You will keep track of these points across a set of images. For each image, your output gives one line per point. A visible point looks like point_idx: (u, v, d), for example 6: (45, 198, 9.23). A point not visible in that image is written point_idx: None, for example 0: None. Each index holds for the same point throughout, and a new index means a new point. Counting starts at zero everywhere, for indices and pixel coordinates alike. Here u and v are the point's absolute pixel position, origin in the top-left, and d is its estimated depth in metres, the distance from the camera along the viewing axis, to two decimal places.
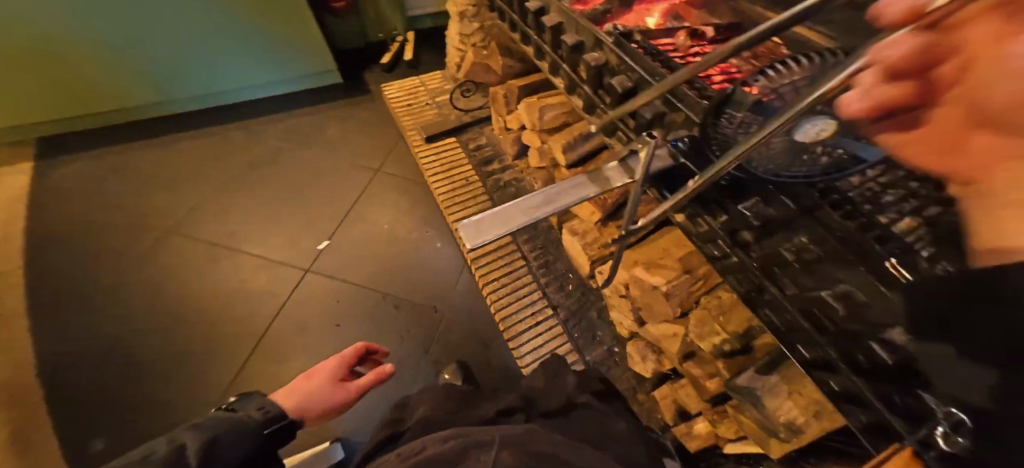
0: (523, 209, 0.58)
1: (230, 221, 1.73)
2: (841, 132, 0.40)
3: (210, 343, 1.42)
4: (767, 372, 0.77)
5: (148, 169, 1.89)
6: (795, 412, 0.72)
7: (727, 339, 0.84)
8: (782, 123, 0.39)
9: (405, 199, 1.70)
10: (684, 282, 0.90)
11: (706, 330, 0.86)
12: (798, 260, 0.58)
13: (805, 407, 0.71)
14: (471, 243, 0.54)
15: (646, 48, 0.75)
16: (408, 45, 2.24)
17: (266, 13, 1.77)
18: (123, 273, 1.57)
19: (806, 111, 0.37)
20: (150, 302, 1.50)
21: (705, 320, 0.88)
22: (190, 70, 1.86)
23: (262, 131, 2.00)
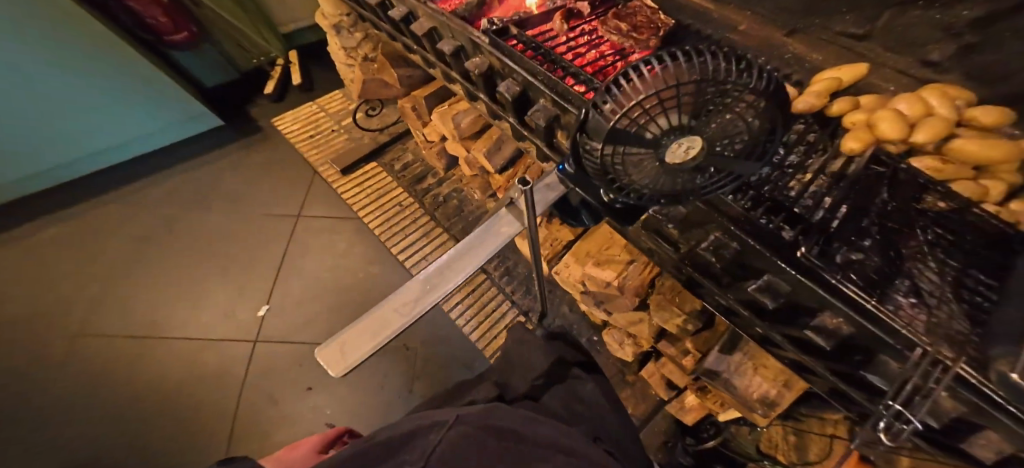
0: (399, 305, 0.42)
1: (138, 307, 1.47)
2: (730, 155, 0.30)
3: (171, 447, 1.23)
4: (730, 351, 0.78)
5: (13, 277, 1.54)
6: (766, 386, 0.73)
7: (688, 320, 0.85)
8: (657, 147, 0.30)
9: (341, 238, 1.55)
10: (636, 272, 0.88)
11: (666, 314, 0.87)
12: (718, 258, 0.56)
13: (773, 379, 0.73)
14: (338, 374, 0.37)
15: (528, 45, 0.65)
16: (292, 65, 2.03)
17: (108, 57, 1.47)
18: (24, 409, 1.29)
19: (686, 130, 0.28)
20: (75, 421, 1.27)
21: (663, 306, 0.88)
22: (29, 142, 1.51)
23: (151, 195, 1.71)
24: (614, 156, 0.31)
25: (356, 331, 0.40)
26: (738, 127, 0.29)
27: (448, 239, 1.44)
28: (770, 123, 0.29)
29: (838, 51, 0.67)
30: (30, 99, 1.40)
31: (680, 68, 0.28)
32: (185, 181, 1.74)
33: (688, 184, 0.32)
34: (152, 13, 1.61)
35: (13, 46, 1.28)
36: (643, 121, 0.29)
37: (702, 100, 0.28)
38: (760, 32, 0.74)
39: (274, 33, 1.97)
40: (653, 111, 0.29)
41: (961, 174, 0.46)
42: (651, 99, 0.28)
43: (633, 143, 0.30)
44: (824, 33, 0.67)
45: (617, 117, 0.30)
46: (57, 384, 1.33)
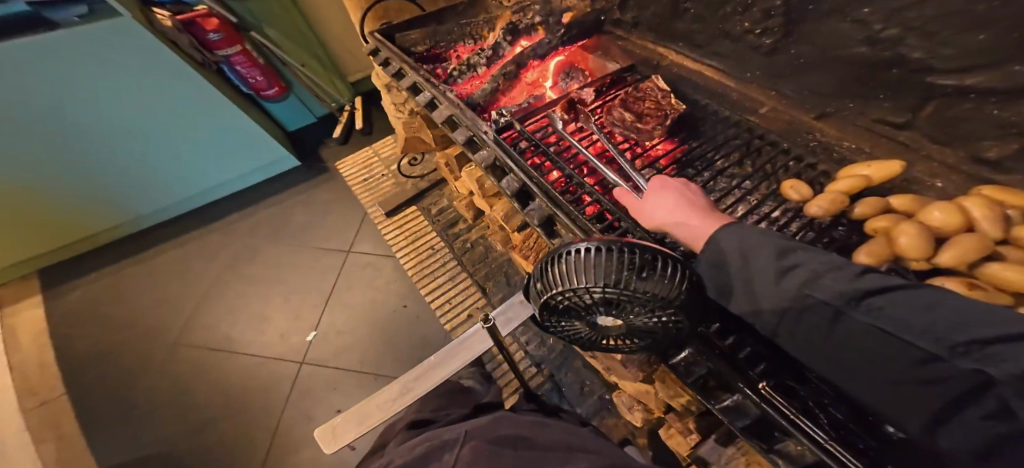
0: (382, 403, 0.62)
1: (209, 320, 1.69)
2: (636, 323, 0.47)
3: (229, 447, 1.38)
4: (726, 442, 0.80)
5: (128, 288, 1.85)
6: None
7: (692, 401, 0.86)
8: (588, 311, 0.47)
9: (381, 276, 1.70)
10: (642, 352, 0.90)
11: (672, 391, 0.88)
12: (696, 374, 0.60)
13: None
14: (329, 449, 0.60)
15: (529, 140, 0.88)
16: (355, 110, 2.33)
17: (220, 120, 1.81)
18: (117, 404, 1.51)
19: (606, 307, 0.46)
20: (149, 420, 1.47)
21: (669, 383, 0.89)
22: (154, 181, 1.86)
23: (235, 222, 2.00)
24: (558, 306, 0.49)
25: (353, 414, 0.63)
26: (645, 312, 0.45)
27: (472, 283, 1.59)
28: (668, 313, 0.45)
29: (876, 138, 0.62)
30: (164, 146, 1.77)
31: (606, 269, 0.44)
32: (263, 214, 2.01)
33: (608, 330, 0.50)
34: (254, 75, 1.90)
35: (156, 107, 1.65)
36: (580, 296, 0.46)
37: (620, 296, 0.43)
38: (785, 114, 0.72)
39: (343, 81, 2.31)
40: (585, 294, 0.45)
41: (993, 300, 0.43)
42: (585, 287, 0.44)
43: (572, 305, 0.48)
44: (860, 119, 0.62)
45: (565, 288, 0.46)
46: (143, 385, 1.55)
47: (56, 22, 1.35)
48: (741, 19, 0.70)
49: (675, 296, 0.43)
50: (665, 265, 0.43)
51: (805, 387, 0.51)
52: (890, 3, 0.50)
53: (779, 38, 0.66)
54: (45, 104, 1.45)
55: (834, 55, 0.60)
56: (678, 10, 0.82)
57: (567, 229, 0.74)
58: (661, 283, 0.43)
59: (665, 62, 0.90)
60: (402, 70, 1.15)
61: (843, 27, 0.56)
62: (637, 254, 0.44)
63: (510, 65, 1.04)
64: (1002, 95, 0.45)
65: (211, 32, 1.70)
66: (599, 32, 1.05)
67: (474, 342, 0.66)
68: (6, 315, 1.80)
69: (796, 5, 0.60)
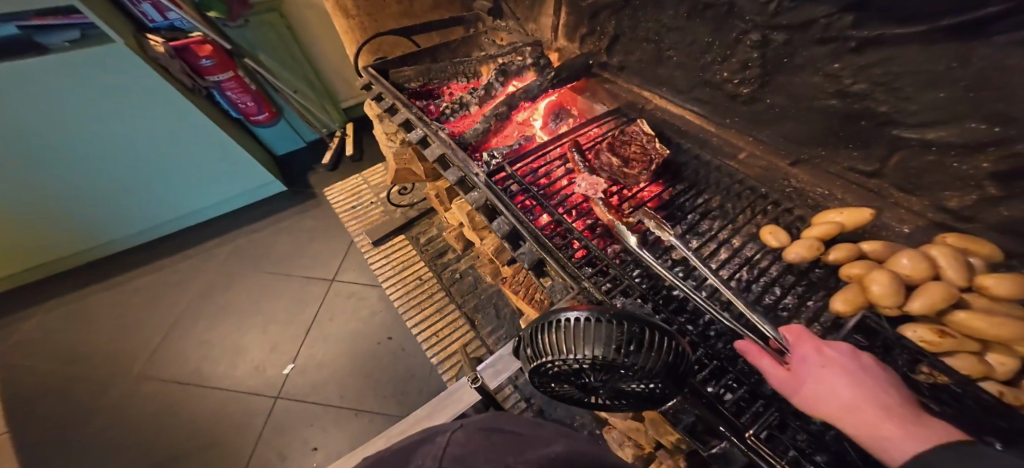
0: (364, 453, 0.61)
1: (178, 352, 1.60)
2: (624, 393, 0.47)
3: None
4: None
5: (93, 316, 1.75)
6: None
7: (682, 440, 0.83)
8: (579, 380, 0.47)
9: (365, 305, 1.66)
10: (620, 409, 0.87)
11: (660, 430, 0.86)
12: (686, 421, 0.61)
13: None
14: None
15: (521, 185, 0.91)
16: (347, 137, 2.35)
17: (210, 145, 1.80)
18: (66, 445, 1.39)
19: (595, 378, 0.46)
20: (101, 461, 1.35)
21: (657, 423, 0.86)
22: (133, 205, 1.81)
23: (217, 247, 1.95)
24: (548, 372, 0.49)
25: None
26: (634, 382, 0.45)
27: (459, 316, 1.55)
28: (655, 383, 0.45)
29: (848, 185, 0.65)
30: (147, 170, 1.74)
31: (597, 338, 0.45)
32: (245, 240, 1.96)
33: (596, 398, 0.50)
34: (245, 100, 1.90)
35: (141, 132, 1.62)
36: (570, 366, 0.46)
37: (610, 366, 0.45)
38: (763, 159, 0.75)
39: (335, 108, 2.35)
40: (576, 364, 0.46)
41: (963, 347, 0.46)
42: (576, 357, 0.45)
43: (563, 375, 0.48)
44: (833, 166, 0.66)
45: (556, 357, 0.47)
46: (99, 423, 1.44)
47: (44, 46, 1.37)
48: (719, 68, 0.74)
49: (661, 365, 0.44)
50: (654, 336, 0.45)
51: (786, 434, 0.53)
52: (856, 60, 0.54)
53: (756, 88, 0.70)
54: (24, 127, 1.41)
55: (806, 106, 0.64)
56: (661, 58, 0.87)
57: (557, 275, 0.77)
58: (648, 354, 0.44)
59: (649, 106, 0.95)
60: (395, 106, 1.18)
61: (815, 80, 0.60)
62: (626, 327, 0.45)
63: (501, 106, 1.06)
64: (962, 148, 0.49)
65: (204, 58, 1.68)
66: (587, 74, 1.09)
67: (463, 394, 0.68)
68: None
69: (771, 58, 0.64)
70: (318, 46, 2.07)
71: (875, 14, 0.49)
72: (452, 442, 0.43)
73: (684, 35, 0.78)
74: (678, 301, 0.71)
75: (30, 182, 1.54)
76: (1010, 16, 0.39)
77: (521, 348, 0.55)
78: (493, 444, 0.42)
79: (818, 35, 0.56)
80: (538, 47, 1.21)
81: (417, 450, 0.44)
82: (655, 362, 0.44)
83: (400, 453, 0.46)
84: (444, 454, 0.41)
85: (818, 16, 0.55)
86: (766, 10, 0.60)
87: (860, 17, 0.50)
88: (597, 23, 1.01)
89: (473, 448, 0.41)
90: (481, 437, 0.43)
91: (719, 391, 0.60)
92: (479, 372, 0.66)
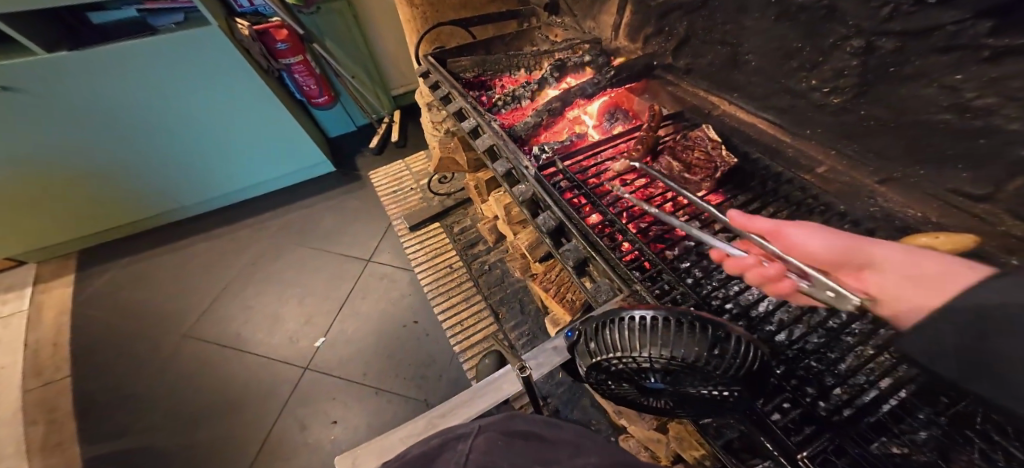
0: (405, 437, 0.60)
1: (221, 318, 1.68)
2: (691, 398, 0.46)
3: (219, 450, 1.34)
4: None
5: (152, 276, 1.89)
6: None
7: (707, 457, 0.81)
8: (643, 381, 0.46)
9: (395, 288, 1.69)
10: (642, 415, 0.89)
11: (685, 444, 0.84)
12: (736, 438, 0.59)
13: None
14: None
15: (571, 181, 0.90)
16: (393, 124, 2.42)
17: (270, 123, 1.88)
18: (117, 394, 1.50)
19: (661, 380, 0.44)
20: (145, 410, 1.45)
21: (682, 436, 0.85)
22: (196, 176, 1.93)
23: (265, 220, 2.05)
24: (610, 369, 0.48)
25: (371, 447, 0.59)
26: (705, 389, 0.43)
27: (485, 308, 1.55)
28: (729, 391, 0.43)
29: (948, 209, 0.58)
30: (212, 144, 1.84)
31: (671, 340, 0.43)
32: (290, 215, 2.06)
33: (656, 398, 0.49)
34: (309, 84, 2.01)
35: (217, 109, 1.73)
36: (637, 364, 0.45)
37: (683, 369, 0.42)
38: (846, 175, 0.70)
39: (387, 96, 2.42)
40: (645, 364, 0.44)
41: None
42: (646, 357, 0.43)
43: (627, 373, 0.46)
44: (931, 186, 0.59)
45: (622, 355, 0.45)
46: (147, 375, 1.54)
47: (154, 27, 1.52)
48: (807, 76, 0.69)
49: (740, 374, 0.42)
50: (736, 343, 0.43)
51: (841, 460, 0.52)
52: (985, 72, 0.47)
53: (850, 98, 0.65)
54: (119, 97, 1.54)
55: (909, 120, 0.58)
56: (737, 61, 0.82)
57: (607, 276, 0.74)
58: (728, 362, 0.42)
59: (716, 111, 0.91)
60: (450, 95, 1.19)
61: (927, 93, 0.55)
62: (707, 331, 0.43)
63: (556, 101, 1.05)
64: None
65: (280, 42, 1.80)
66: (648, 75, 1.06)
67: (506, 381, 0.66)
68: (35, 290, 1.85)
69: (875, 66, 0.59)
70: (377, 35, 2.14)
71: (1021, 21, 0.42)
72: (475, 450, 0.45)
73: (769, 39, 0.73)
74: (733, 314, 0.68)
75: (112, 149, 1.68)
76: None
77: (578, 343, 0.53)
78: (518, 453, 0.45)
79: (942, 43, 0.50)
80: (597, 45, 1.19)
81: (440, 456, 0.45)
82: (732, 369, 0.42)
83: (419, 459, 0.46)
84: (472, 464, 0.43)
85: (945, 22, 0.49)
86: (877, 15, 0.55)
87: (1001, 23, 0.44)
88: (665, 22, 0.97)
89: (503, 458, 0.44)
90: (506, 445, 0.46)
91: (769, 409, 0.58)
92: (524, 359, 0.66)
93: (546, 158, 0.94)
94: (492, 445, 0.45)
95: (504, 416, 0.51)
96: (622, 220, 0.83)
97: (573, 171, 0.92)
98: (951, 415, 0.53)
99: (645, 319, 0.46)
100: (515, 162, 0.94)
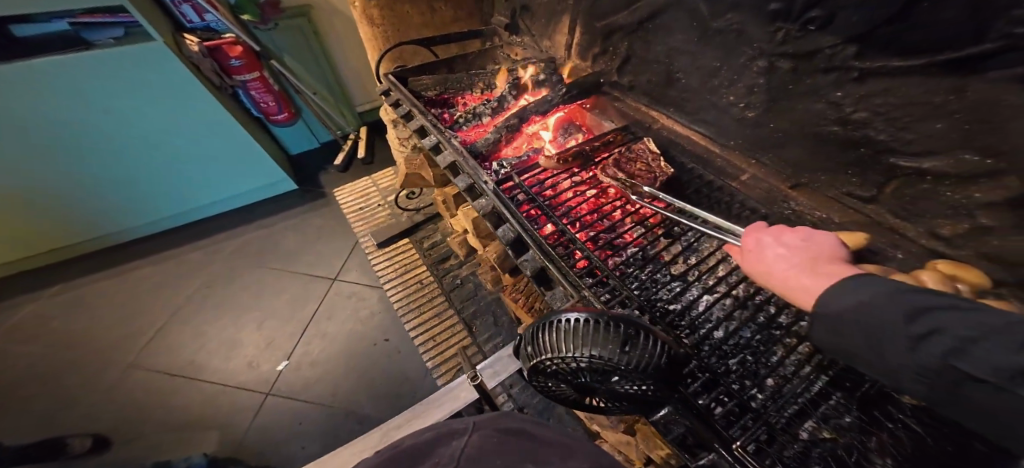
0: (359, 450, 0.61)
1: (170, 345, 1.59)
2: (621, 394, 0.50)
3: None
4: None
5: (92, 303, 1.77)
6: None
7: (672, 454, 0.85)
8: (577, 379, 0.50)
9: (364, 306, 1.67)
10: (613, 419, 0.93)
11: (652, 443, 0.87)
12: None
13: None
14: None
15: (527, 194, 0.94)
16: (359, 140, 2.41)
17: (227, 140, 1.85)
18: (44, 434, 1.37)
19: (591, 377, 0.49)
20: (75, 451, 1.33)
21: (649, 436, 0.88)
22: (145, 196, 1.86)
23: (223, 241, 1.97)
24: (546, 370, 0.52)
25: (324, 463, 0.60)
26: (630, 384, 0.48)
27: (457, 322, 1.56)
28: (650, 386, 0.48)
29: (847, 211, 0.68)
30: (161, 162, 1.78)
31: (596, 337, 0.48)
32: (251, 235, 1.99)
33: (591, 395, 0.53)
34: (266, 100, 1.97)
35: (169, 126, 1.69)
36: (568, 364, 0.49)
37: (605, 365, 0.47)
38: (765, 182, 0.77)
39: (352, 113, 2.43)
40: (575, 363, 0.48)
41: None
42: (575, 355, 0.48)
43: (562, 373, 0.51)
44: (831, 190, 0.69)
45: (555, 355, 0.49)
46: (81, 411, 1.43)
47: (89, 42, 1.47)
48: (726, 92, 0.78)
49: (657, 366, 0.47)
50: (647, 339, 0.48)
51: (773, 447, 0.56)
52: (857, 90, 0.57)
53: (761, 112, 0.73)
54: (60, 114, 1.49)
55: (807, 132, 0.67)
56: (671, 79, 0.90)
57: (561, 283, 0.78)
58: (646, 356, 0.47)
59: (656, 125, 0.98)
60: (410, 113, 1.22)
61: (817, 107, 0.64)
62: (620, 329, 0.48)
63: (513, 118, 1.10)
64: (955, 179, 0.52)
65: (234, 59, 1.76)
66: (597, 92, 1.14)
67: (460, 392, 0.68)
68: None
69: (776, 84, 0.68)
70: (339, 51, 2.15)
71: (877, 47, 0.53)
72: (469, 446, 0.43)
73: (694, 58, 0.82)
74: (674, 314, 0.73)
75: (49, 169, 1.60)
76: (1003, 54, 0.42)
77: (520, 347, 0.57)
78: (512, 451, 0.43)
79: (824, 64, 0.60)
80: (552, 64, 1.26)
81: (434, 450, 0.44)
82: (651, 362, 0.47)
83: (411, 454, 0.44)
84: (462, 460, 0.41)
85: (824, 46, 0.58)
86: (774, 39, 0.65)
87: (863, 48, 0.54)
88: (610, 43, 1.05)
89: (494, 455, 0.42)
90: (499, 442, 0.44)
91: (709, 403, 0.61)
92: (479, 371, 0.68)
93: (502, 173, 0.99)
94: (485, 443, 0.44)
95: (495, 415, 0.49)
96: (574, 230, 0.88)
97: (528, 184, 0.97)
98: (862, 398, 0.60)
99: (574, 321, 0.50)
100: (474, 176, 0.97)
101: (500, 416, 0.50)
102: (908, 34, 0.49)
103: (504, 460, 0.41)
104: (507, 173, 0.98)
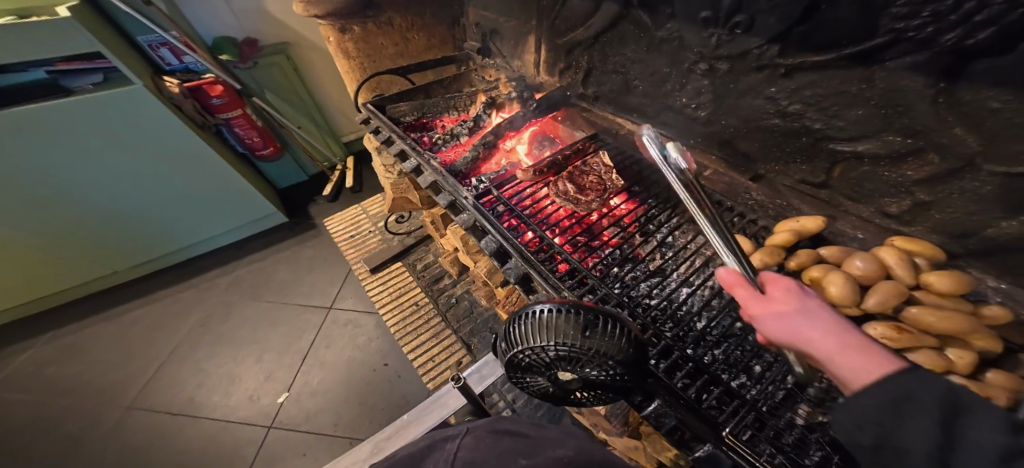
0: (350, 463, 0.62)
1: (167, 386, 1.58)
2: (595, 381, 0.52)
3: None
4: None
5: (89, 347, 1.76)
6: None
7: (679, 455, 0.83)
8: (552, 369, 0.53)
9: (362, 332, 1.68)
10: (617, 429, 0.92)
11: (659, 445, 0.86)
12: None
13: None
14: None
15: (508, 206, 0.96)
16: (347, 169, 2.46)
17: (217, 176, 1.88)
18: None
19: (561, 365, 0.52)
20: None
21: (653, 439, 0.88)
22: (135, 238, 1.88)
23: (217, 278, 1.99)
24: (521, 363, 0.55)
25: None
26: (599, 368, 0.51)
27: (456, 341, 1.56)
28: (617, 369, 0.50)
29: (803, 197, 0.72)
30: (151, 201, 1.81)
31: (561, 322, 0.51)
32: (243, 270, 2.01)
33: (565, 386, 0.56)
34: (252, 136, 2.02)
35: (157, 166, 1.73)
36: (539, 353, 0.52)
37: (572, 353, 0.50)
38: (726, 176, 0.82)
39: (337, 143, 2.49)
40: (545, 353, 0.52)
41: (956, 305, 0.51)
42: (544, 344, 0.51)
43: (537, 365, 0.54)
44: (787, 179, 0.73)
45: (527, 347, 0.53)
46: (79, 458, 1.40)
47: (68, 89, 1.50)
48: (678, 96, 0.83)
49: (619, 347, 0.50)
50: (606, 323, 0.52)
51: (763, 432, 0.57)
52: (788, 85, 0.63)
53: (712, 110, 0.78)
54: (45, 162, 1.52)
55: (754, 126, 0.72)
56: (630, 88, 0.95)
57: (542, 289, 0.80)
58: (610, 338, 0.50)
59: (623, 131, 1.03)
60: (390, 138, 1.25)
61: (758, 103, 0.69)
62: (582, 315, 0.52)
63: (489, 135, 1.15)
64: (888, 160, 0.57)
65: (215, 97, 1.80)
66: (566, 105, 1.19)
67: (450, 399, 0.70)
68: None
69: (720, 84, 0.73)
70: (319, 84, 2.23)
71: (796, 43, 0.58)
72: (462, 449, 0.46)
73: (646, 65, 0.87)
74: (654, 309, 0.75)
75: (40, 217, 1.63)
76: (894, 45, 0.49)
77: (498, 344, 0.61)
78: (504, 450, 0.45)
79: (757, 63, 0.65)
80: (522, 82, 1.31)
81: (427, 456, 0.46)
82: (613, 343, 0.50)
83: (406, 461, 0.47)
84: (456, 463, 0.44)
85: (751, 47, 0.64)
86: (709, 43, 0.70)
87: (784, 47, 0.60)
88: (572, 58, 1.11)
89: (487, 456, 0.44)
90: (493, 443, 0.46)
91: (695, 392, 0.62)
92: (466, 377, 0.71)
93: (481, 187, 1.02)
94: (478, 445, 0.46)
95: (492, 418, 0.51)
96: (553, 236, 0.89)
97: (506, 196, 0.99)
98: None
99: (542, 311, 0.54)
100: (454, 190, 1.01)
101: (493, 419, 0.51)
102: (818, 31, 0.55)
103: (494, 459, 0.44)
104: (485, 186, 1.01)
